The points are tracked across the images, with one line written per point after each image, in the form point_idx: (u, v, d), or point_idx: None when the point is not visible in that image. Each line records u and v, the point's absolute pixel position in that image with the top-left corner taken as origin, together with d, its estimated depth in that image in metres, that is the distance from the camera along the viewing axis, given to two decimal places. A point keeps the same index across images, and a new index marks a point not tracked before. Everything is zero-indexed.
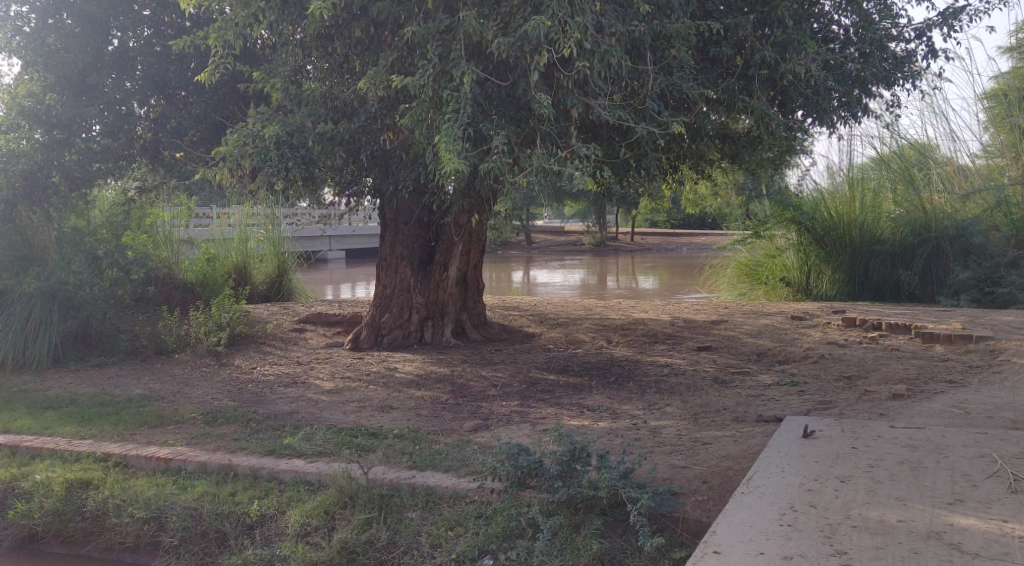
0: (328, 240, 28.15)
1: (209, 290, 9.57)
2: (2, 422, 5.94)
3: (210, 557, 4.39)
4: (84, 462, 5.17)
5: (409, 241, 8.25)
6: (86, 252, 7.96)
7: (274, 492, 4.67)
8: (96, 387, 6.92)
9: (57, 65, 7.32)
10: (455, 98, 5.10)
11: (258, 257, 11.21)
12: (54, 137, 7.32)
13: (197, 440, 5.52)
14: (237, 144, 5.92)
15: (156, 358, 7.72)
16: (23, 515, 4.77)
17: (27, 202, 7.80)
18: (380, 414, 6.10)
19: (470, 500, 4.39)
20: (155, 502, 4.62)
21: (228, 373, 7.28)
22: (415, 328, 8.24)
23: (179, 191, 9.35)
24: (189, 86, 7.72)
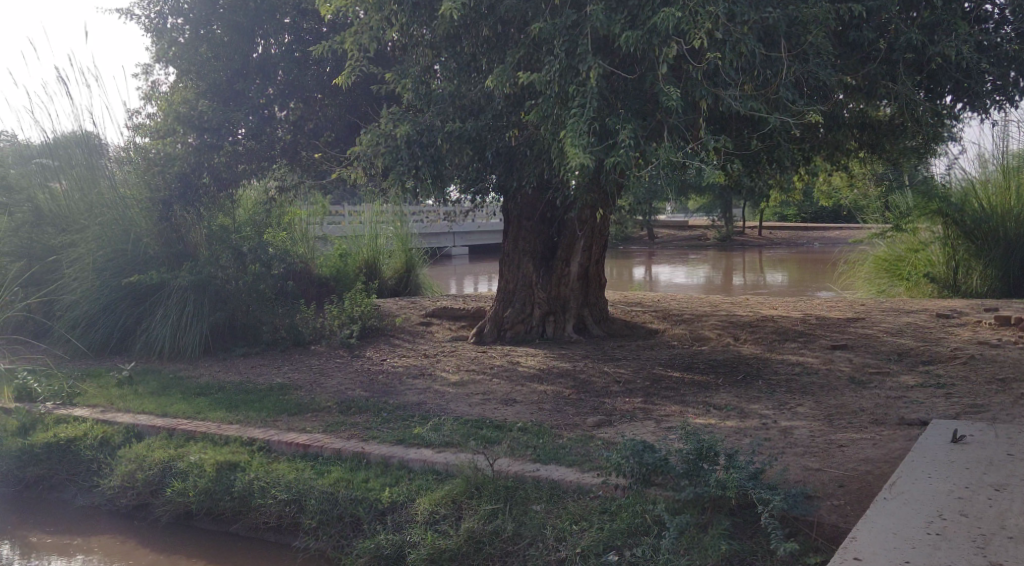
0: (451, 236, 28.79)
1: (341, 285, 9.92)
2: (160, 405, 6.42)
3: (346, 540, 4.60)
4: (232, 445, 5.51)
5: (532, 236, 8.33)
6: (232, 247, 8.42)
7: (405, 479, 4.84)
8: (241, 375, 7.37)
9: (208, 74, 7.89)
10: (581, 93, 5.11)
11: (387, 253, 11.61)
12: (204, 140, 7.79)
13: (332, 428, 5.77)
14: (370, 143, 6.19)
15: (295, 349, 8.16)
16: (179, 493, 5.15)
17: (181, 202, 8.30)
18: (504, 407, 6.19)
19: (595, 495, 4.41)
20: (295, 485, 4.88)
21: (361, 364, 7.59)
22: (537, 323, 8.29)
23: (315, 191, 9.82)
24: (326, 89, 8.12)
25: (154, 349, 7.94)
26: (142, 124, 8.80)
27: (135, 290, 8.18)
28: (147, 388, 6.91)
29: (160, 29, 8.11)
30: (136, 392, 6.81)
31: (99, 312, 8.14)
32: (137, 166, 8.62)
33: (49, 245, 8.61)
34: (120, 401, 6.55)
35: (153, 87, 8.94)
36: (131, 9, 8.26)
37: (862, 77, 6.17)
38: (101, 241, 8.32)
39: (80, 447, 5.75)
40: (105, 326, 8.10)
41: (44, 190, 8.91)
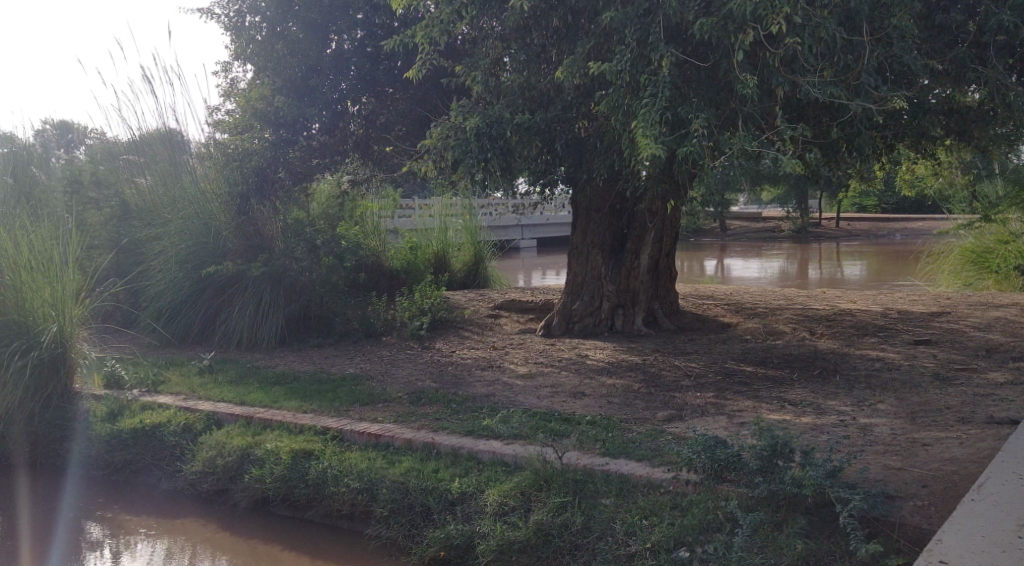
0: (520, 229, 28.85)
1: (411, 278, 10.05)
2: (239, 393, 6.61)
3: (416, 529, 4.65)
4: (306, 434, 5.64)
5: (601, 228, 8.26)
6: (307, 240, 8.61)
7: (474, 470, 4.87)
8: (316, 365, 7.54)
9: (283, 70, 8.08)
10: (653, 82, 5.03)
11: (456, 245, 11.69)
12: (281, 136, 8.25)
13: (403, 419, 5.85)
14: (440, 137, 6.23)
15: (367, 340, 8.31)
16: (256, 480, 5.31)
17: (258, 197, 8.60)
18: (573, 400, 6.17)
19: (665, 490, 4.36)
20: (367, 474, 4.97)
21: (430, 356, 7.67)
22: (606, 316, 8.22)
23: (386, 184, 9.93)
24: (397, 83, 8.24)
25: (232, 339, 8.18)
26: (221, 120, 9.06)
27: (214, 282, 8.41)
28: (226, 376, 7.15)
29: (239, 27, 8.27)
30: (216, 380, 7.03)
31: (181, 303, 8.40)
32: (217, 161, 8.83)
33: (135, 238, 8.92)
34: (201, 389, 6.78)
35: (232, 84, 9.18)
36: (211, 8, 8.50)
37: (949, 61, 5.91)
38: (183, 234, 8.52)
39: (164, 433, 5.96)
40: (187, 317, 8.38)
41: (132, 186, 9.23)
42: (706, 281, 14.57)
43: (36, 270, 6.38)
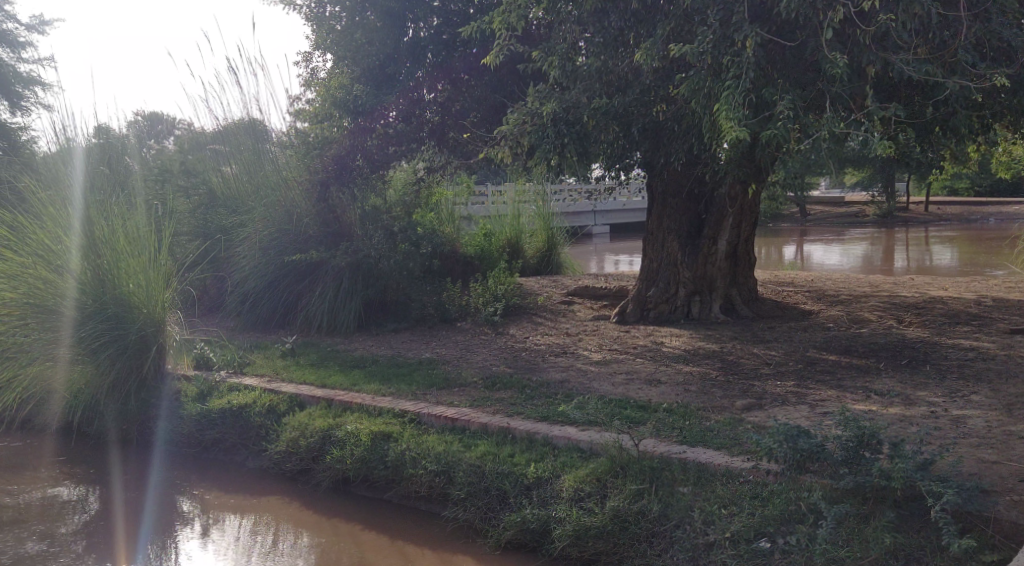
0: (593, 215, 28.77)
1: (485, 264, 9.89)
2: (320, 375, 6.80)
3: (492, 512, 4.71)
4: (385, 416, 5.75)
5: (678, 213, 8.16)
6: (384, 226, 8.78)
7: (550, 455, 4.90)
8: (393, 349, 7.67)
9: (363, 57, 8.26)
10: (736, 63, 4.91)
11: (530, 232, 11.68)
12: (360, 124, 8.47)
13: (478, 403, 5.91)
14: (517, 123, 6.24)
15: (442, 325, 8.41)
16: (337, 460, 5.46)
17: (337, 183, 8.75)
18: (649, 387, 6.12)
19: (745, 479, 4.30)
20: (444, 457, 5.06)
21: (504, 342, 7.71)
22: (682, 303, 8.10)
23: (461, 171, 9.96)
24: (473, 70, 8.26)
25: (313, 324, 8.40)
26: (302, 110, 9.31)
27: (296, 268, 8.62)
28: (308, 359, 7.35)
29: (319, 17, 8.55)
30: (299, 363, 7.24)
31: (263, 288, 8.64)
32: (297, 150, 9.07)
33: (220, 225, 9.20)
34: (284, 371, 6.99)
35: (312, 74, 9.38)
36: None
37: None
38: (266, 222, 8.74)
39: (250, 413, 6.17)
40: (271, 303, 8.63)
41: (218, 176, 9.54)
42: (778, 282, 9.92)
43: (130, 245, 6.64)
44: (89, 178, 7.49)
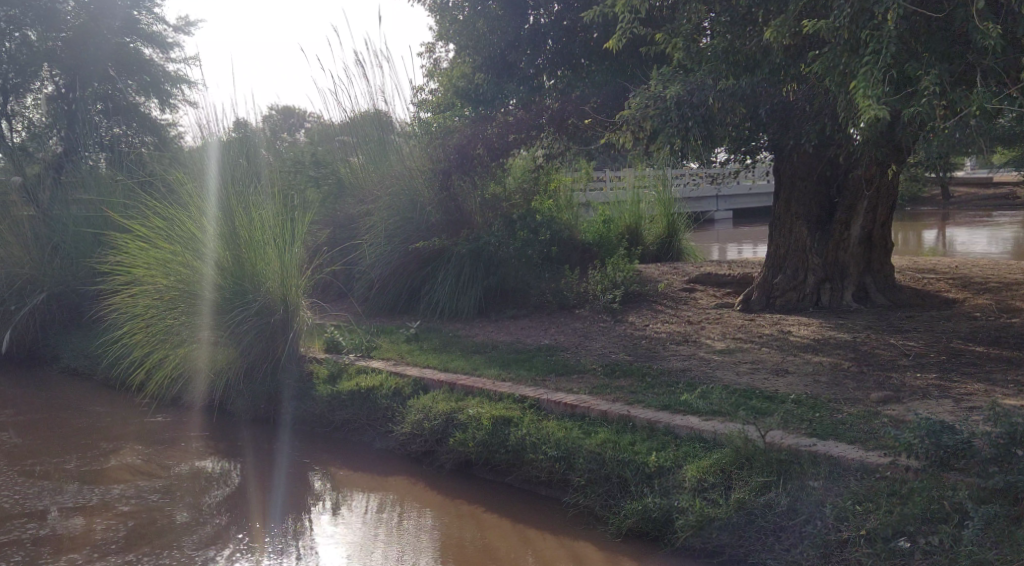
0: (715, 201, 28.10)
1: (604, 251, 9.72)
2: (444, 360, 6.96)
3: (613, 500, 4.70)
4: (506, 401, 5.83)
5: (807, 198, 7.85)
6: (504, 216, 9.07)
7: (671, 445, 4.85)
8: (512, 335, 7.76)
9: (484, 47, 8.41)
10: (876, 38, 4.65)
11: (649, 218, 11.50)
12: (479, 113, 8.88)
13: (598, 390, 5.89)
14: (639, 107, 6.15)
15: (561, 311, 8.44)
16: (460, 443, 5.58)
17: (459, 172, 8.84)
18: (775, 377, 5.93)
19: (881, 476, 4.10)
20: (564, 443, 5.08)
21: (623, 329, 7.64)
22: (811, 291, 7.77)
23: (581, 158, 9.91)
24: (593, 54, 8.17)
25: (435, 311, 8.61)
26: (425, 99, 9.67)
27: (419, 256, 8.85)
28: (431, 344, 7.54)
29: (442, 7, 8.70)
30: (422, 348, 7.44)
31: (388, 274, 8.91)
32: (421, 139, 9.40)
33: (348, 214, 9.51)
34: (409, 355, 7.21)
35: (435, 64, 9.57)
36: None
37: None
38: (391, 210, 9.01)
39: (377, 395, 6.40)
40: (395, 290, 8.90)
41: (346, 165, 9.90)
42: (913, 269, 9.38)
43: (266, 229, 7.01)
44: (230, 168, 7.93)
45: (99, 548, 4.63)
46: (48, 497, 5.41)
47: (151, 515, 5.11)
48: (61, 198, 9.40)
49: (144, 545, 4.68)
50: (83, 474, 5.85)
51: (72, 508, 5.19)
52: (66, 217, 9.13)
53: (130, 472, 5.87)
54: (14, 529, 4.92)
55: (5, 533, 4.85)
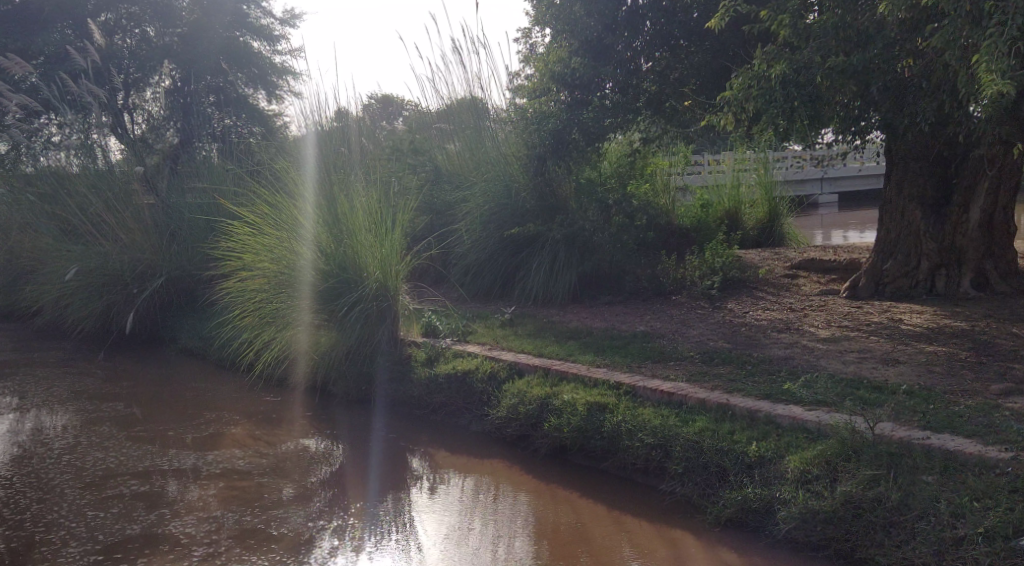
0: (820, 182, 27.20)
1: (702, 236, 9.51)
2: (539, 345, 6.98)
3: (711, 489, 4.63)
4: (601, 387, 5.81)
5: (920, 179, 7.48)
6: (599, 200, 8.98)
7: (773, 435, 4.73)
8: (608, 321, 7.71)
9: (581, 32, 8.29)
10: (1000, 10, 4.40)
11: (750, 203, 11.16)
12: (575, 97, 8.64)
13: (695, 377, 5.80)
14: (742, 87, 6.03)
15: (657, 298, 8.33)
16: (555, 429, 5.58)
17: (554, 159, 8.82)
18: (885, 367, 5.69)
19: (1002, 472, 3.92)
20: (661, 430, 5.03)
21: (722, 316, 7.48)
22: (924, 278, 7.43)
23: (678, 140, 9.72)
24: (693, 35, 8.03)
25: (530, 296, 8.65)
26: (521, 85, 9.60)
27: (514, 242, 8.90)
28: (526, 329, 7.58)
29: None
30: (517, 333, 7.48)
31: (485, 259, 9.00)
32: (516, 126, 9.46)
33: (444, 200, 9.65)
34: (504, 340, 7.26)
35: (532, 49, 9.55)
36: None
37: None
38: (486, 196, 9.08)
39: (473, 379, 6.49)
40: (490, 275, 8.98)
41: (442, 152, 10.12)
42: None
43: (372, 219, 7.21)
44: (335, 157, 8.15)
45: (186, 504, 5.10)
46: (151, 458, 5.90)
47: (234, 477, 5.55)
48: (178, 187, 9.88)
49: (230, 502, 5.14)
50: (184, 440, 6.32)
51: (167, 470, 5.68)
52: (182, 205, 9.61)
53: (230, 441, 6.27)
54: (118, 484, 5.45)
55: (111, 488, 5.37)
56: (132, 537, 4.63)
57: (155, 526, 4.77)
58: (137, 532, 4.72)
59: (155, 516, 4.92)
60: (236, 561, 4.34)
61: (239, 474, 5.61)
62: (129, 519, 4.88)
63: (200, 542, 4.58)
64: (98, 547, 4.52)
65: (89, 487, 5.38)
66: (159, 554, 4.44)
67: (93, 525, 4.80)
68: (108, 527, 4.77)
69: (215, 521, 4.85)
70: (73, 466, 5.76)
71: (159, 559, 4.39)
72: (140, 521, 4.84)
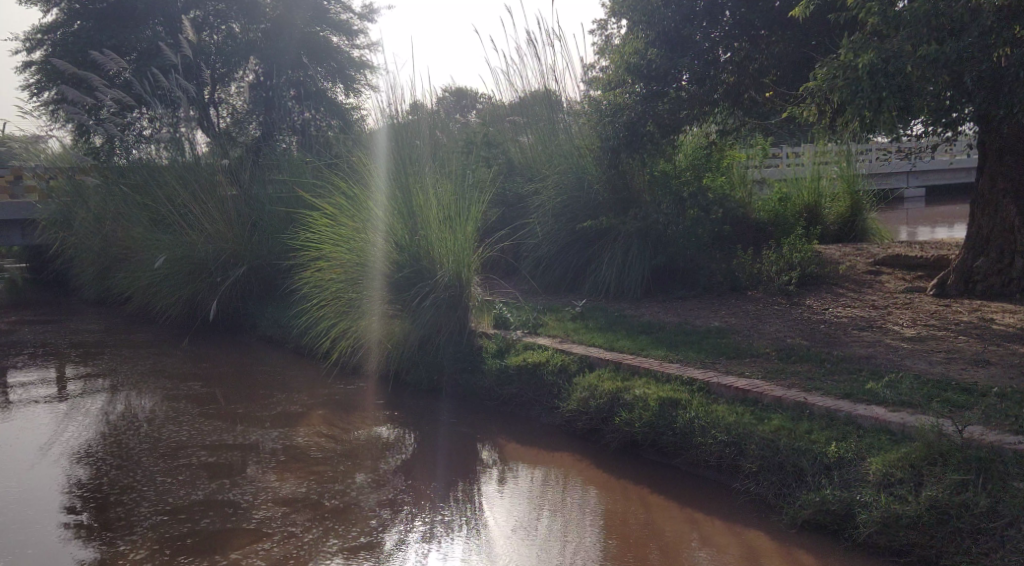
0: (906, 176, 26.19)
1: (780, 231, 9.28)
2: (610, 339, 6.94)
3: (787, 489, 4.53)
4: (673, 383, 5.74)
5: (1015, 173, 7.15)
6: (674, 194, 8.87)
7: (854, 435, 4.60)
8: (681, 316, 7.60)
9: (658, 22, 8.17)
10: None
11: (831, 196, 10.83)
12: (651, 89, 8.42)
13: (772, 375, 5.67)
14: (826, 78, 6.05)
15: (732, 294, 8.17)
16: (626, 423, 5.54)
17: (628, 151, 8.63)
18: (975, 368, 5.46)
19: None
20: (735, 428, 4.96)
21: (799, 313, 7.30)
22: (1018, 276, 7.09)
23: (757, 132, 9.51)
24: (776, 25, 7.93)
25: (601, 289, 8.61)
26: (595, 77, 9.53)
27: (586, 234, 8.86)
28: (598, 323, 7.53)
29: None
30: (589, 326, 7.45)
31: (557, 251, 9.00)
32: (591, 117, 9.38)
33: (517, 192, 9.68)
34: (576, 333, 7.24)
35: (607, 41, 9.48)
36: None
37: None
38: (558, 189, 9.06)
39: (544, 371, 6.50)
40: (562, 268, 8.97)
41: (515, 145, 10.14)
42: None
43: (447, 213, 7.28)
44: (413, 149, 8.25)
45: (246, 475, 5.42)
46: (220, 433, 6.24)
47: (296, 453, 5.84)
48: (259, 179, 10.16)
49: (291, 477, 5.42)
50: (253, 418, 6.64)
51: (232, 443, 6.02)
52: (263, 196, 9.87)
53: (300, 422, 6.54)
54: (188, 454, 5.82)
55: (182, 457, 5.75)
56: (195, 502, 4.98)
57: (216, 493, 5.10)
58: (200, 497, 5.06)
59: (216, 485, 5.25)
60: (291, 526, 4.66)
61: (296, 450, 5.91)
62: (191, 486, 5.23)
63: (258, 507, 4.91)
64: (166, 508, 4.89)
65: (162, 456, 5.77)
66: (220, 517, 4.78)
67: (161, 489, 5.17)
68: (174, 492, 5.13)
69: (273, 491, 5.16)
70: (150, 437, 6.14)
71: (221, 521, 4.73)
72: (203, 488, 5.18)
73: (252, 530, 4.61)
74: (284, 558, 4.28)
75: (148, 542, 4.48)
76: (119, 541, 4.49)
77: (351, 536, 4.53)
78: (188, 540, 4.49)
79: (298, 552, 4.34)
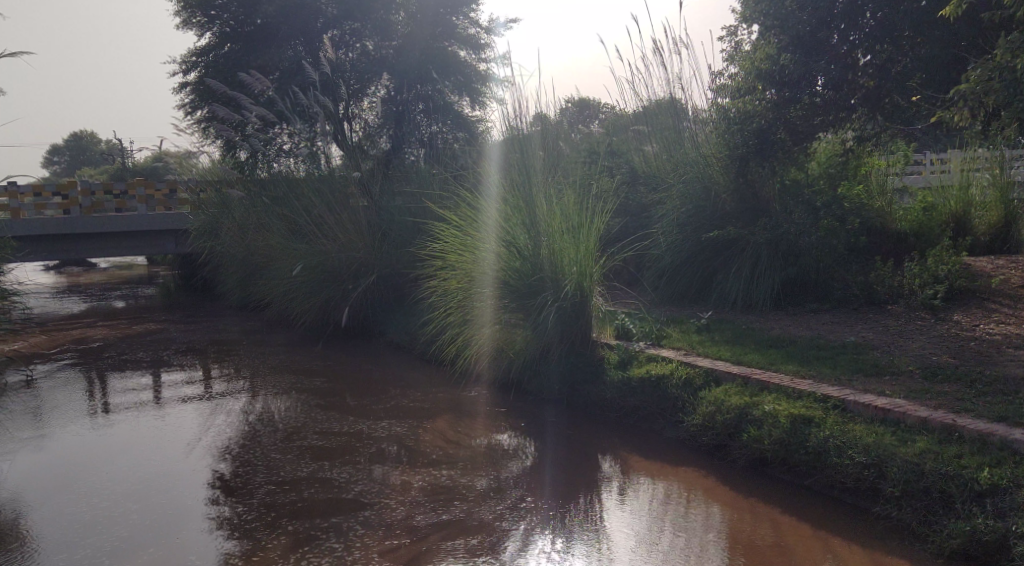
0: None
1: (923, 241, 8.70)
2: (738, 353, 6.72)
3: (934, 516, 4.28)
4: (806, 400, 5.50)
5: None
6: (806, 202, 8.54)
7: (1010, 462, 4.30)
8: (813, 330, 7.30)
9: (793, 27, 7.95)
10: None
11: (982, 207, 10.09)
12: (783, 95, 8.29)
13: (915, 395, 5.32)
14: (979, 80, 5.66)
15: (870, 307, 7.77)
16: (755, 440, 5.37)
17: (757, 157, 8.58)
18: None
19: None
20: (876, 449, 4.71)
21: (945, 329, 6.86)
22: None
23: (898, 138, 9.01)
24: (920, 25, 7.35)
25: (727, 301, 8.35)
26: (724, 85, 9.31)
27: (712, 245, 8.65)
28: (725, 336, 7.31)
29: None
30: (715, 340, 7.23)
31: (682, 261, 8.78)
32: (718, 126, 9.22)
33: (640, 202, 9.62)
34: (701, 346, 7.07)
35: (736, 47, 9.29)
36: None
37: None
38: (683, 199, 8.93)
39: (668, 385, 6.38)
40: (686, 278, 8.75)
41: (640, 154, 10.06)
42: None
43: (568, 224, 7.27)
44: (536, 157, 8.27)
45: (359, 462, 5.77)
46: (334, 421, 6.71)
47: (409, 447, 6.12)
48: (389, 191, 10.46)
49: (410, 471, 5.63)
50: (369, 412, 7.02)
51: (344, 430, 6.48)
52: (393, 208, 10.16)
53: (417, 420, 6.79)
54: (303, 437, 6.32)
55: (299, 439, 6.27)
56: (302, 477, 5.47)
57: (319, 471, 5.57)
58: (305, 473, 5.54)
59: (318, 464, 5.73)
60: (386, 499, 5.12)
61: (402, 439, 6.30)
62: (298, 464, 5.73)
63: (357, 482, 5.40)
64: (278, 480, 5.43)
65: (280, 438, 6.31)
66: (325, 488, 5.29)
67: (273, 465, 5.71)
68: (283, 468, 5.66)
69: (369, 472, 5.57)
70: (273, 424, 6.67)
71: (325, 491, 5.24)
72: (308, 466, 5.67)
73: (353, 501, 5.10)
74: (377, 529, 4.70)
75: (261, 507, 5.01)
76: (239, 505, 5.05)
77: (435, 513, 4.94)
78: (297, 504, 5.04)
79: (398, 530, 4.69)
